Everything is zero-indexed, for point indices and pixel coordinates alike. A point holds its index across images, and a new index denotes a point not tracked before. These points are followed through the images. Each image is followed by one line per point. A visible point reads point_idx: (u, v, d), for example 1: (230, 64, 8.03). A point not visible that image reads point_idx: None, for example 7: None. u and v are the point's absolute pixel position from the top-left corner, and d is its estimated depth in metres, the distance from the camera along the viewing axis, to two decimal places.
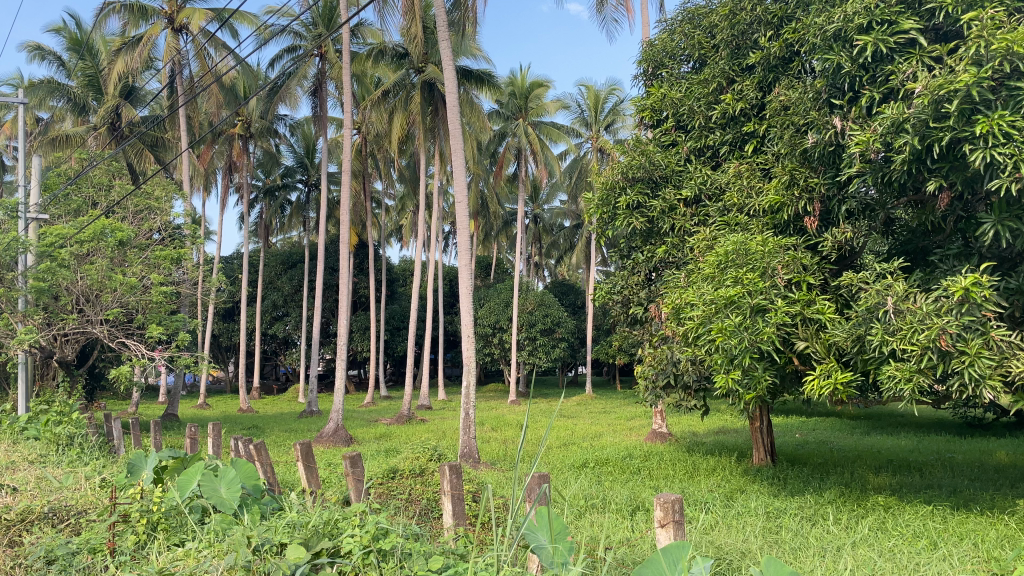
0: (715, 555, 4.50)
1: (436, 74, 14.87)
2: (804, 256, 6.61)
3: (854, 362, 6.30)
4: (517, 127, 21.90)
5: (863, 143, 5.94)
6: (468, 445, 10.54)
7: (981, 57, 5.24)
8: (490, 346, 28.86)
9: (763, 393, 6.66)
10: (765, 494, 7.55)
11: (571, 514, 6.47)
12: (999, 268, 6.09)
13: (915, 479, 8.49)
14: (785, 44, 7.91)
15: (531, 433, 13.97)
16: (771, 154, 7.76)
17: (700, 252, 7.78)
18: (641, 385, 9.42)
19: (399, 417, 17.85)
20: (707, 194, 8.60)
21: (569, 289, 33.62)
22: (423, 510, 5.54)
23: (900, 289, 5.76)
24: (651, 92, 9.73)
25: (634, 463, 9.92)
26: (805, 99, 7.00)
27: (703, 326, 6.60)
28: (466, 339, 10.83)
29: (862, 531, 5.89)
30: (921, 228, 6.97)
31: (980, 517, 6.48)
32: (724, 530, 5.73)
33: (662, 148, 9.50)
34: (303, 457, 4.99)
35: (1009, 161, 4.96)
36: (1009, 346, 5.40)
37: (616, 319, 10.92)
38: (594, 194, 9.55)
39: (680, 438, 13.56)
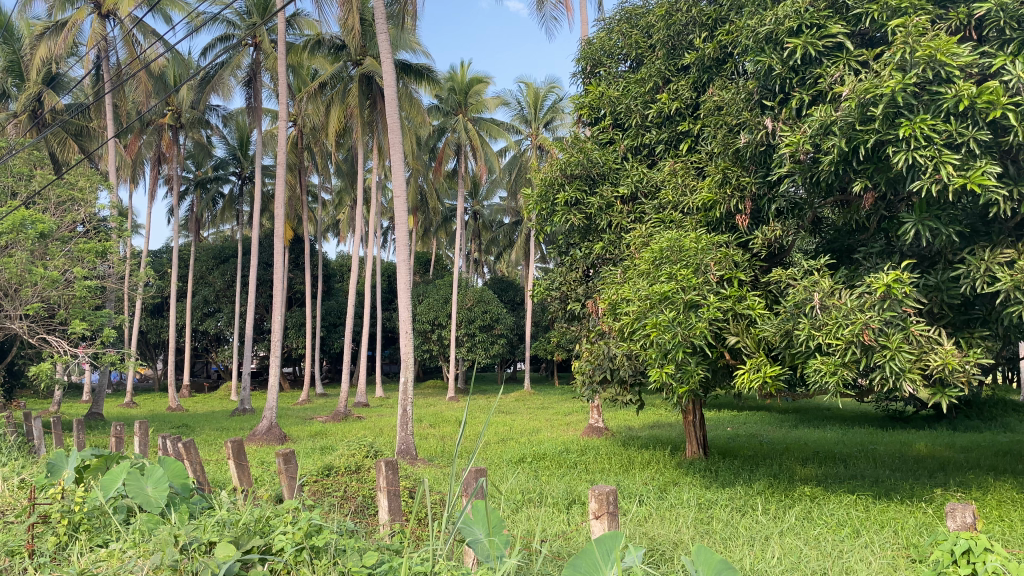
0: (647, 546, 4.60)
1: (373, 67, 14.73)
2: (736, 252, 6.76)
3: (783, 356, 6.48)
4: (456, 123, 21.81)
5: (793, 144, 6.09)
6: (405, 441, 10.47)
7: (905, 62, 5.43)
8: (429, 342, 28.65)
9: (696, 387, 6.79)
10: (697, 487, 7.72)
11: (508, 508, 6.51)
12: (919, 266, 6.34)
13: (839, 470, 8.80)
14: (719, 46, 8.06)
15: (469, 429, 13.97)
16: (704, 153, 7.95)
17: (635, 248, 7.91)
18: (578, 380, 9.53)
19: (335, 414, 17.63)
20: (643, 191, 8.73)
21: (509, 286, 33.68)
22: (359, 508, 5.48)
23: (826, 285, 5.95)
24: (589, 90, 9.83)
25: (571, 458, 10.01)
26: (738, 99, 7.16)
27: (638, 321, 6.72)
28: (404, 336, 10.75)
29: (789, 521, 6.07)
30: (847, 228, 7.23)
31: (900, 505, 6.76)
32: (657, 521, 5.83)
33: (600, 146, 9.61)
34: (234, 454, 4.88)
35: (930, 164, 5.16)
36: (928, 341, 5.64)
37: (554, 315, 11.00)
38: (533, 190, 9.53)
39: (617, 432, 13.75)
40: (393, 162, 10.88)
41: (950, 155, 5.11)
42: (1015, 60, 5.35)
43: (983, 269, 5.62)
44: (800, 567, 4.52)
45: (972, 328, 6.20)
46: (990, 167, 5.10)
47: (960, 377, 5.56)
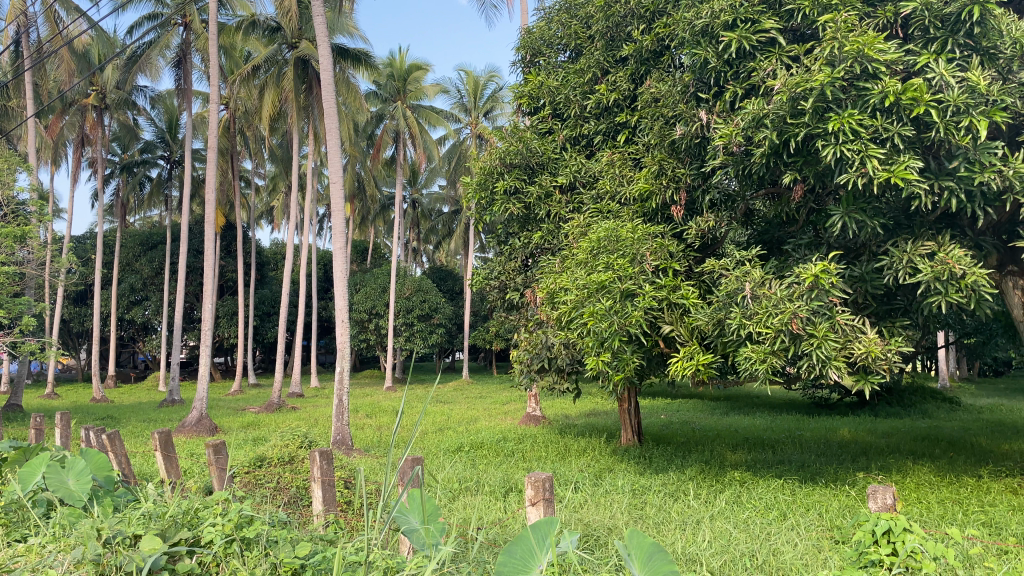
0: (582, 532, 4.67)
1: (309, 51, 14.42)
2: (670, 243, 6.88)
3: (715, 344, 6.62)
4: (395, 110, 21.54)
5: (726, 136, 6.20)
6: (341, 432, 10.35)
7: (834, 58, 5.57)
8: (366, 331, 28.34)
9: (631, 374, 6.88)
10: (632, 473, 7.86)
11: (445, 497, 6.51)
12: (845, 257, 6.56)
13: (768, 455, 9.07)
14: (657, 38, 8.15)
15: (405, 419, 13.89)
16: (641, 144, 8.07)
17: (573, 238, 7.95)
18: (516, 368, 9.57)
19: (268, 405, 17.31)
20: (581, 182, 8.80)
21: (447, 275, 33.55)
22: (293, 500, 5.39)
23: (757, 276, 6.10)
24: (528, 79, 9.85)
25: (509, 446, 10.05)
26: (674, 92, 7.28)
27: (576, 309, 6.77)
28: (340, 325, 10.59)
29: (719, 505, 6.23)
30: (777, 220, 7.45)
31: (824, 488, 7.02)
32: (592, 507, 5.91)
33: (540, 135, 9.61)
34: (162, 446, 4.76)
35: (856, 157, 5.33)
36: (852, 330, 5.87)
37: (493, 305, 10.99)
38: (473, 178, 9.54)
39: (554, 421, 13.86)
40: (330, 148, 10.69)
41: (875, 149, 5.29)
42: (937, 59, 5.58)
43: (905, 260, 5.84)
44: (730, 550, 4.65)
45: (895, 317, 6.44)
46: (913, 161, 5.31)
47: (882, 364, 5.79)
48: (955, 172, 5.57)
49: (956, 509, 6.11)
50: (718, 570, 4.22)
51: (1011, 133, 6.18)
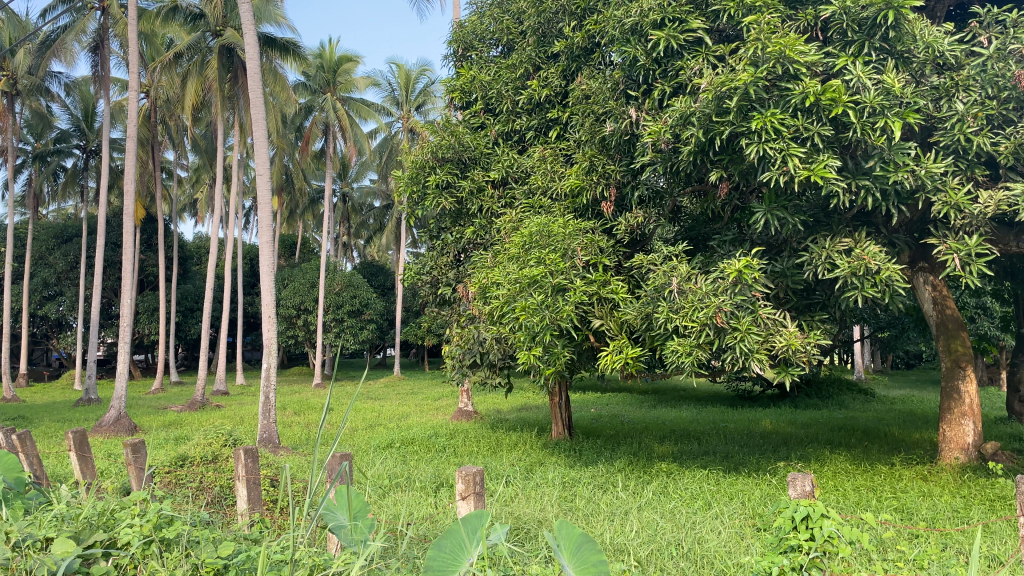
0: (512, 525, 4.71)
1: (234, 39, 14.04)
2: (601, 239, 6.96)
3: (643, 338, 6.73)
4: (324, 102, 21.17)
5: (655, 134, 6.31)
6: (268, 430, 10.13)
7: (758, 58, 5.71)
8: (294, 327, 27.77)
9: (562, 369, 6.93)
10: (563, 466, 7.95)
11: (375, 493, 6.45)
12: (767, 253, 6.77)
13: (693, 447, 9.30)
14: (589, 35, 8.22)
15: (334, 415, 13.69)
16: (573, 141, 8.15)
17: (505, 234, 7.97)
18: (448, 363, 9.54)
19: (191, 403, 16.81)
20: (513, 177, 8.84)
21: (378, 270, 33.18)
22: (216, 500, 5.25)
23: (683, 271, 6.23)
24: (460, 73, 9.80)
25: (440, 442, 10.01)
26: (605, 89, 7.35)
27: (508, 304, 6.78)
28: (267, 321, 10.35)
29: (647, 496, 6.35)
30: (703, 217, 7.64)
31: (747, 478, 7.23)
32: (523, 500, 5.95)
33: (471, 130, 9.57)
34: (76, 446, 4.57)
35: (778, 156, 5.50)
36: (774, 323, 6.06)
37: (424, 300, 10.90)
38: (404, 172, 9.43)
39: (485, 416, 13.89)
40: (256, 140, 10.41)
41: (796, 148, 5.48)
42: (856, 61, 5.78)
43: (824, 256, 6.04)
44: (657, 539, 4.75)
45: (813, 312, 6.66)
46: (831, 160, 5.51)
47: (802, 357, 5.97)
48: (871, 172, 5.79)
49: (870, 495, 6.38)
50: (644, 559, 4.32)
51: (923, 134, 6.49)
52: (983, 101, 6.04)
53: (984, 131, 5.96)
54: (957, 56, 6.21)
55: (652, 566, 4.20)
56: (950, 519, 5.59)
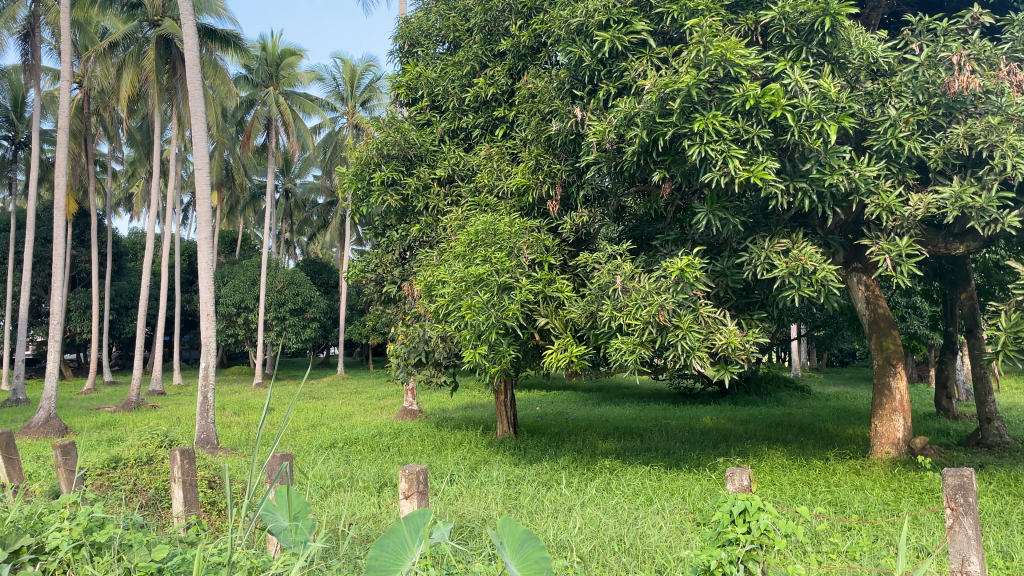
0: (456, 523, 4.70)
1: (173, 30, 13.66)
2: (546, 237, 7.00)
3: (588, 336, 6.79)
4: (266, 96, 20.78)
5: (599, 133, 6.36)
6: (206, 430, 9.91)
7: (700, 61, 5.80)
8: (234, 325, 27.17)
9: (507, 367, 6.95)
10: (507, 464, 7.96)
11: (317, 494, 6.36)
12: (708, 253, 6.90)
13: (636, 444, 9.42)
14: (534, 35, 8.26)
15: (275, 416, 13.45)
16: (519, 139, 8.18)
17: (452, 231, 7.94)
18: (393, 362, 9.45)
19: (125, 404, 16.32)
20: (459, 175, 8.82)
21: (321, 267, 32.70)
22: (150, 502, 5.10)
23: (627, 269, 6.29)
24: (406, 70, 9.73)
25: (384, 441, 9.92)
26: (550, 88, 7.39)
27: (453, 303, 6.72)
28: (205, 319, 10.10)
29: (590, 493, 6.40)
30: (647, 217, 7.76)
31: (688, 473, 7.36)
32: (467, 498, 5.94)
33: (417, 127, 9.50)
34: (2, 449, 4.43)
35: (720, 157, 5.59)
36: (714, 321, 6.19)
37: (369, 298, 10.77)
38: (349, 168, 9.28)
39: (430, 415, 13.81)
40: (194, 134, 10.15)
41: (736, 150, 5.58)
42: (794, 66, 5.91)
43: (763, 257, 6.18)
44: (599, 535, 4.80)
45: (752, 310, 6.82)
46: (770, 162, 5.65)
47: (741, 354, 6.12)
48: (808, 174, 5.95)
49: (805, 489, 6.55)
50: (587, 554, 4.36)
51: (858, 138, 6.70)
52: (915, 107, 6.27)
53: (914, 136, 6.20)
54: (890, 62, 6.43)
55: (594, 561, 4.24)
56: (881, 511, 5.78)
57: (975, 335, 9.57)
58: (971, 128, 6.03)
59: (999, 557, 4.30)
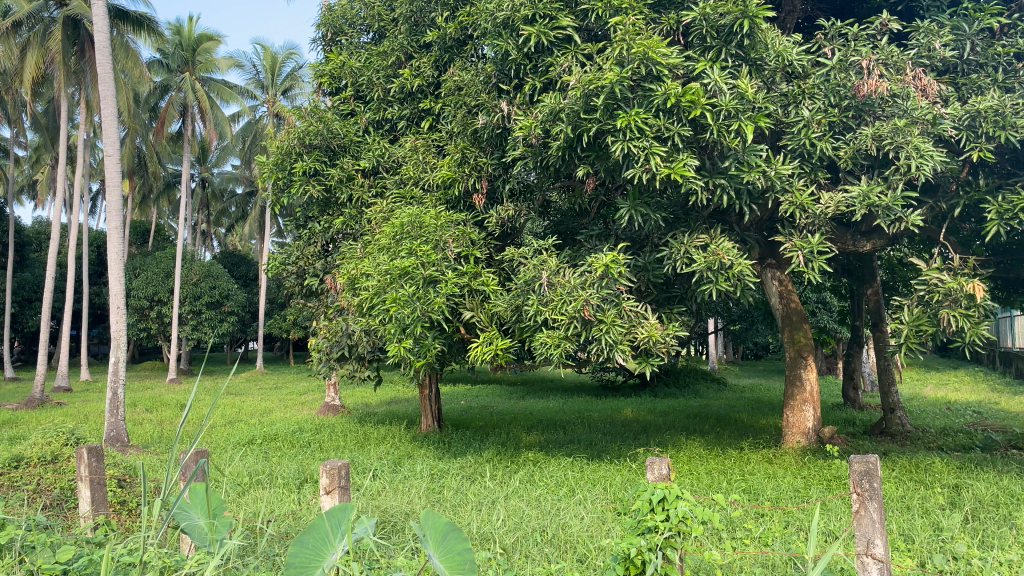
0: (378, 518, 4.65)
1: (81, 10, 13.03)
2: (472, 230, 6.98)
3: (513, 330, 6.83)
4: (181, 81, 20.09)
5: (526, 128, 6.40)
6: (115, 428, 9.51)
7: (623, 58, 5.88)
8: (146, 319, 26.16)
9: (432, 361, 6.91)
10: (431, 458, 7.92)
11: (233, 492, 6.19)
12: (631, 247, 7.02)
13: (559, 436, 9.52)
14: (460, 27, 8.23)
15: (191, 412, 13.03)
16: (445, 132, 8.14)
17: (376, 224, 7.83)
18: (314, 357, 9.27)
19: (28, 401, 15.53)
20: (385, 166, 8.71)
21: (240, 259, 31.80)
22: (55, 502, 4.87)
23: (552, 264, 6.34)
24: (329, 58, 9.54)
25: (305, 437, 9.74)
26: (476, 82, 7.40)
27: (377, 296, 6.63)
28: (116, 312, 9.69)
29: (513, 485, 6.44)
30: (572, 212, 7.86)
31: (610, 464, 7.48)
32: (390, 494, 5.88)
33: (341, 117, 9.30)
34: None
35: (643, 154, 5.70)
36: (636, 315, 6.31)
37: (290, 291, 10.52)
38: (268, 158, 9.01)
39: (353, 410, 13.64)
40: (104, 119, 9.70)
41: (657, 147, 5.69)
42: (714, 66, 6.04)
43: (682, 251, 6.32)
44: (522, 526, 4.83)
45: (673, 304, 6.97)
46: (690, 159, 5.78)
47: (661, 348, 6.24)
48: (726, 171, 6.13)
49: (722, 478, 6.74)
50: (510, 546, 4.39)
51: (773, 138, 6.92)
52: (826, 109, 6.52)
53: (826, 137, 6.45)
54: (804, 65, 6.65)
55: (517, 553, 4.27)
56: (791, 498, 6.00)
57: (880, 328, 10.04)
58: (879, 130, 6.27)
59: (901, 540, 4.53)
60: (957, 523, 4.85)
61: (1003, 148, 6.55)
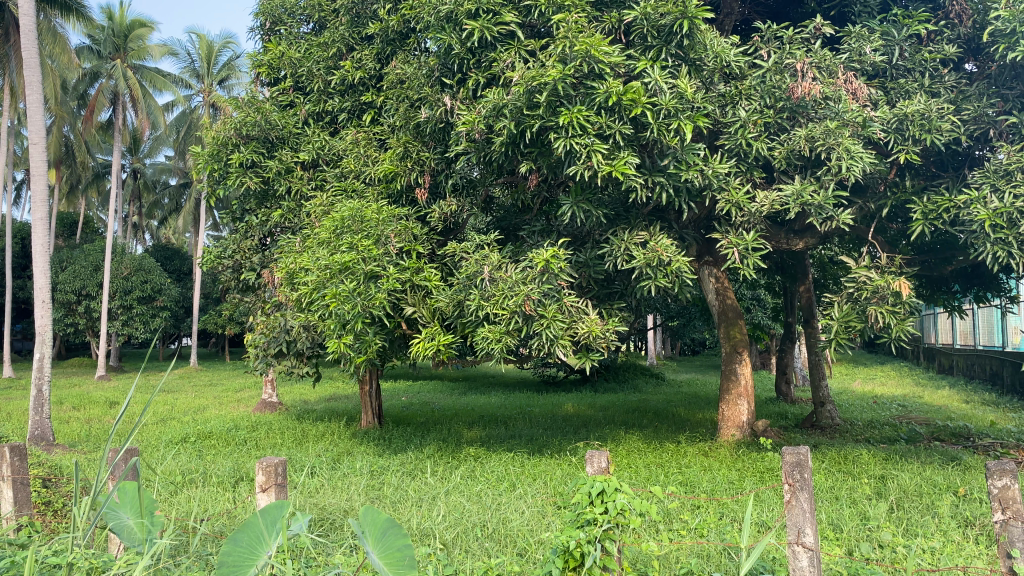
0: (316, 516, 4.58)
1: None
2: (414, 225, 6.94)
3: (455, 325, 6.81)
4: (112, 69, 19.41)
5: (469, 123, 6.39)
6: (39, 426, 9.14)
7: (566, 56, 5.90)
8: (73, 314, 25.24)
9: (373, 357, 6.83)
10: (371, 455, 7.84)
11: (166, 491, 6.01)
12: (572, 244, 7.07)
13: (500, 431, 9.54)
14: (403, 20, 8.15)
15: (122, 410, 12.64)
16: (387, 125, 8.06)
17: (316, 218, 7.71)
18: (251, 353, 9.06)
19: None
20: (324, 159, 8.58)
21: (173, 253, 30.94)
22: None
23: (494, 259, 6.35)
24: (268, 48, 9.34)
25: (240, 435, 9.54)
26: (419, 75, 7.36)
27: (316, 291, 6.54)
28: (41, 306, 9.31)
29: (454, 480, 6.44)
30: (515, 208, 7.88)
31: (550, 458, 7.52)
32: (328, 491, 5.80)
33: (279, 108, 9.11)
34: None
35: (585, 152, 5.75)
36: (577, 311, 6.36)
37: (225, 285, 10.26)
38: (203, 148, 8.75)
39: (290, 407, 13.42)
40: (30, 105, 9.32)
41: (599, 145, 5.74)
42: (654, 65, 6.11)
43: (623, 248, 6.40)
44: (462, 521, 4.83)
45: (613, 300, 7.05)
46: (631, 158, 5.84)
47: (602, 343, 6.30)
48: (665, 169, 6.22)
49: (659, 471, 6.85)
50: (450, 541, 4.38)
51: (711, 137, 7.05)
52: (762, 110, 6.67)
53: (761, 137, 6.60)
54: (741, 67, 6.77)
55: (457, 548, 4.27)
56: (726, 490, 6.13)
57: (812, 324, 10.34)
58: (812, 131, 6.44)
59: (830, 529, 4.68)
60: (883, 512, 5.03)
61: (929, 151, 6.84)
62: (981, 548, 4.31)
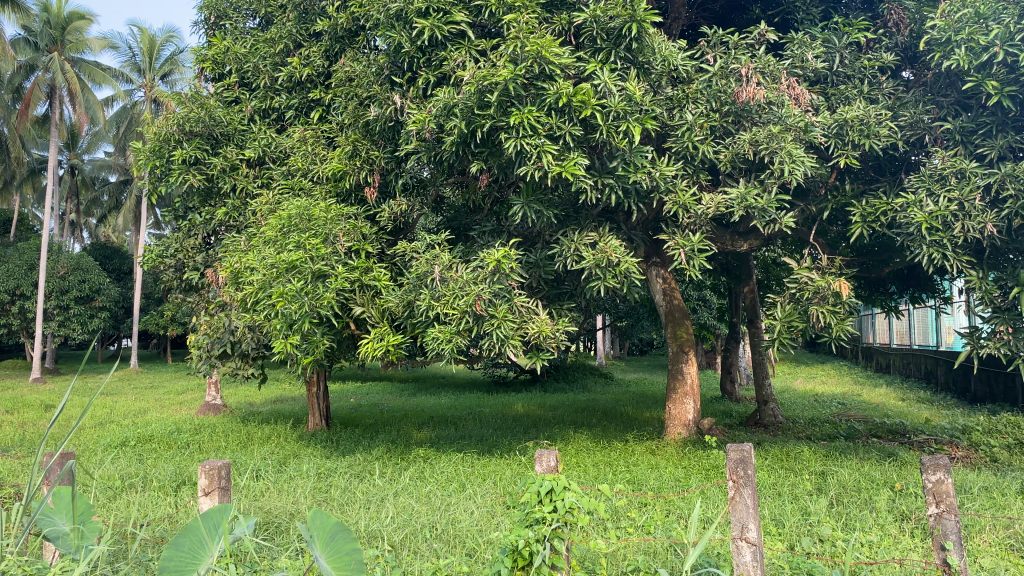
0: (261, 520, 4.50)
1: None
2: (363, 225, 6.87)
3: (405, 325, 6.76)
4: (49, 61, 18.89)
5: (419, 122, 6.34)
6: None
7: (517, 56, 5.92)
8: (6, 314, 24.33)
9: (321, 358, 6.74)
10: (318, 457, 7.74)
11: (104, 496, 5.84)
12: (522, 244, 7.09)
13: (450, 431, 9.50)
14: (352, 17, 8.05)
15: (58, 413, 12.22)
16: (335, 123, 7.97)
17: (262, 216, 7.58)
18: (194, 355, 8.79)
19: None
20: (271, 157, 8.43)
21: (113, 252, 30.07)
22: None
23: (445, 259, 6.33)
24: (212, 42, 9.12)
25: (183, 438, 9.31)
26: (368, 73, 7.32)
27: (262, 290, 6.43)
28: None
29: (403, 482, 6.39)
30: (465, 208, 7.88)
31: (500, 458, 7.52)
32: (274, 494, 5.70)
33: (224, 104, 8.95)
34: None
35: (535, 152, 5.77)
36: (527, 310, 6.37)
37: (167, 285, 9.99)
38: (145, 144, 8.56)
39: (235, 409, 13.17)
40: None
41: (549, 145, 5.77)
42: (603, 68, 6.17)
43: (573, 249, 6.44)
44: (411, 522, 4.80)
45: (563, 300, 7.08)
46: (580, 159, 5.87)
47: (552, 343, 6.32)
48: (614, 171, 6.28)
49: (608, 470, 6.90)
50: (398, 543, 4.35)
51: (659, 139, 7.15)
52: (708, 113, 6.78)
53: (707, 141, 6.71)
54: (688, 71, 6.86)
55: (406, 549, 4.25)
56: (673, 487, 6.22)
57: (756, 324, 10.55)
58: (756, 135, 6.58)
59: (773, 525, 4.78)
60: (823, 508, 5.17)
61: (867, 156, 7.06)
62: (916, 541, 4.45)
